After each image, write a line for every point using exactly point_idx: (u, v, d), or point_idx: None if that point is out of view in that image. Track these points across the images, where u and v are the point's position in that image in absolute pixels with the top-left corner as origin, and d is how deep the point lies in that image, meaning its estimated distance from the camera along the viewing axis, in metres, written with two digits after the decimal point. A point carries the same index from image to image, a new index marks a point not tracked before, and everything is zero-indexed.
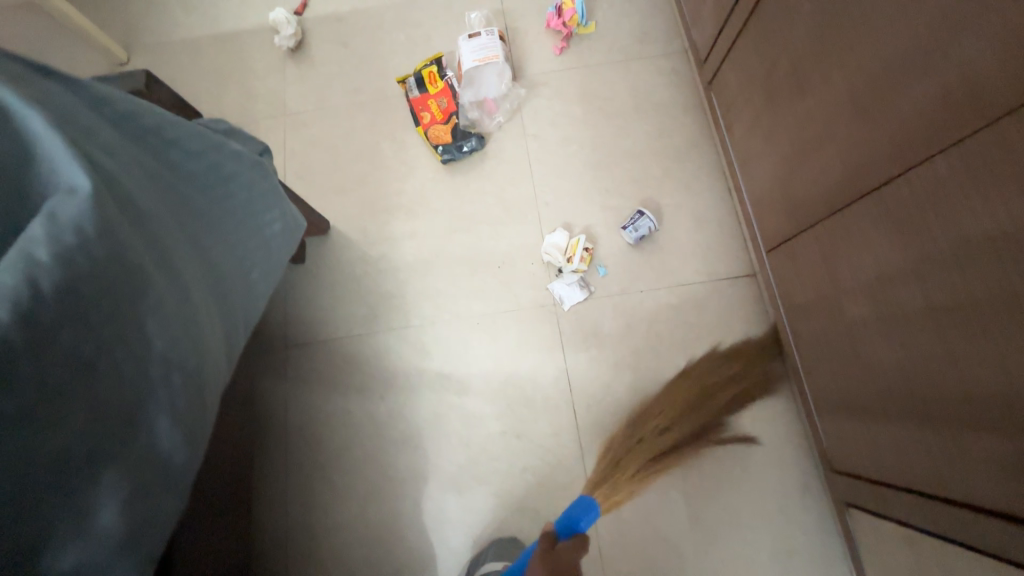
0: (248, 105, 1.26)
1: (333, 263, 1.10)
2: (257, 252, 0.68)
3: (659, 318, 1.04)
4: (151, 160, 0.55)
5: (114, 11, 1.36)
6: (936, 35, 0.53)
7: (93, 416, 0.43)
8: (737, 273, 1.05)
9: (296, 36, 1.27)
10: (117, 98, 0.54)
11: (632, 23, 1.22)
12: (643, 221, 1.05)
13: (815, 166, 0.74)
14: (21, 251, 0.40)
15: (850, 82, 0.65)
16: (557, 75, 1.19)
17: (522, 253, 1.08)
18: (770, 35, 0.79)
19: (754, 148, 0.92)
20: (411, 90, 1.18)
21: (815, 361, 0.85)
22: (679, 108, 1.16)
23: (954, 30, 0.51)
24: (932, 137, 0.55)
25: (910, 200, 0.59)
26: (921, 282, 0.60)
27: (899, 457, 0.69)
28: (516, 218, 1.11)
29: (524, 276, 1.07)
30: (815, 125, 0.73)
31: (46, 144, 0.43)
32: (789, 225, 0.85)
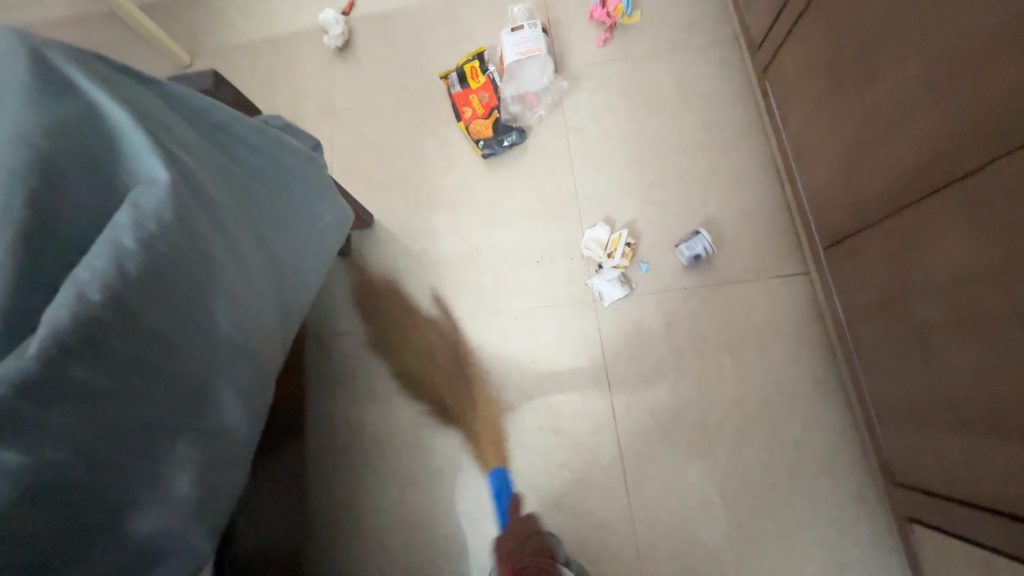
0: (297, 104, 1.31)
1: (375, 257, 1.14)
2: (309, 242, 0.71)
3: (704, 318, 1.00)
4: (218, 153, 0.59)
5: (180, 17, 1.45)
6: None
7: (169, 391, 0.46)
8: (790, 273, 1.00)
9: (344, 36, 1.31)
10: (187, 94, 0.57)
11: (681, 11, 1.18)
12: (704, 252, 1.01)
13: (883, 157, 0.69)
14: (110, 236, 0.43)
15: (927, 65, 0.60)
16: (600, 67, 1.17)
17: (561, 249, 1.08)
18: (837, 15, 0.74)
19: (815, 139, 0.86)
20: (453, 85, 1.19)
21: (876, 365, 0.80)
22: (729, 98, 1.11)
23: None
24: (1022, 123, 0.50)
25: (994, 193, 0.54)
26: (1002, 284, 0.55)
27: (968, 471, 0.64)
28: (555, 214, 1.10)
29: (562, 271, 1.06)
30: (887, 112, 0.67)
31: (130, 136, 0.46)
32: (850, 219, 0.80)
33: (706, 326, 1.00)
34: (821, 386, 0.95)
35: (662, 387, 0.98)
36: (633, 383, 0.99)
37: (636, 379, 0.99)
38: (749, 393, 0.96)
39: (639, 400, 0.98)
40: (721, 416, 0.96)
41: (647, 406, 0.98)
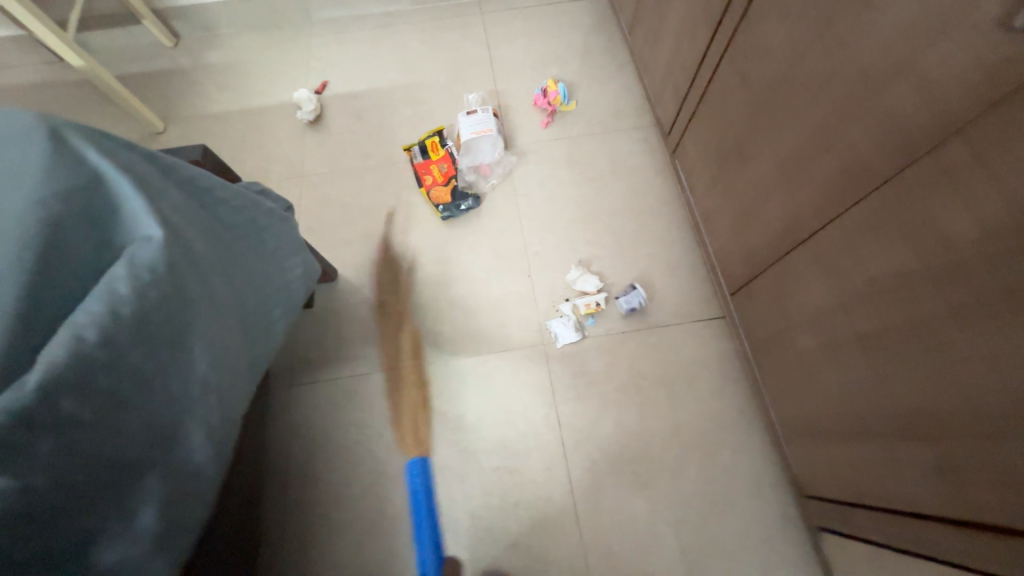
0: (267, 168, 1.41)
1: (338, 308, 1.20)
2: (276, 293, 0.78)
3: (641, 357, 1.12)
4: (202, 214, 0.66)
5: (157, 89, 1.56)
6: (827, 124, 0.67)
7: (144, 426, 0.50)
8: (710, 316, 1.16)
9: (316, 111, 1.46)
10: (179, 163, 0.66)
11: (608, 102, 1.43)
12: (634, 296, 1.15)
13: (762, 220, 0.87)
14: (107, 286, 0.49)
15: (777, 154, 0.79)
16: (543, 144, 1.38)
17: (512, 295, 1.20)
18: (719, 116, 0.95)
19: (714, 205, 1.05)
20: (416, 156, 1.34)
21: (778, 393, 0.93)
22: (651, 172, 1.33)
23: (838, 121, 0.65)
24: (835, 199, 0.68)
25: (829, 248, 0.71)
26: (848, 317, 0.70)
27: (854, 476, 0.76)
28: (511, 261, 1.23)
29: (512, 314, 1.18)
30: (759, 187, 0.86)
31: (132, 201, 0.54)
32: (745, 270, 0.97)
33: (642, 366, 1.12)
34: (743, 415, 1.07)
35: (608, 422, 1.07)
36: (581, 420, 1.07)
37: (584, 416, 1.08)
38: (683, 424, 1.07)
39: (587, 436, 1.06)
40: (660, 447, 1.05)
41: (594, 442, 1.06)
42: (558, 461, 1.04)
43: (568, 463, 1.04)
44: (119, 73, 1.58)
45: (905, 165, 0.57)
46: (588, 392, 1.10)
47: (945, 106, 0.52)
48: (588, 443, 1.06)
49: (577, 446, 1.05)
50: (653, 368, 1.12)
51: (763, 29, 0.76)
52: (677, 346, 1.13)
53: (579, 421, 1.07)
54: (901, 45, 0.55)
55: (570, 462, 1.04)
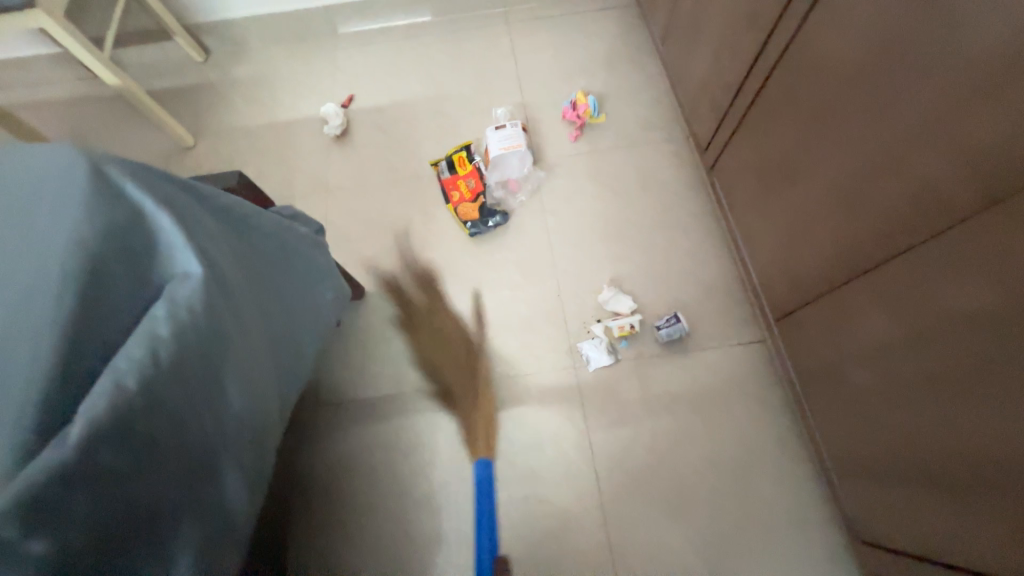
0: (294, 182, 1.41)
1: (364, 326, 1.18)
2: (308, 321, 0.76)
3: (676, 381, 1.08)
4: (238, 242, 0.65)
5: (187, 104, 1.58)
6: (893, 149, 0.62)
7: (181, 471, 0.48)
8: (748, 340, 1.11)
9: (342, 125, 1.46)
10: (213, 190, 0.64)
11: (638, 114, 1.39)
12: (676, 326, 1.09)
13: (811, 245, 0.82)
14: (147, 328, 0.48)
15: (831, 177, 0.74)
16: (572, 158, 1.34)
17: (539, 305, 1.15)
18: (763, 133, 0.91)
19: (756, 226, 1.00)
20: (442, 172, 1.32)
21: (828, 428, 0.87)
22: (683, 187, 1.28)
23: (907, 147, 0.60)
24: (903, 229, 0.63)
25: (894, 281, 0.66)
26: (915, 356, 0.65)
27: (919, 526, 0.70)
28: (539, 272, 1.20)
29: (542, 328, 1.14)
30: (809, 211, 0.81)
31: (172, 237, 0.52)
32: (791, 296, 0.91)
33: (676, 391, 1.07)
34: (785, 445, 1.02)
35: (641, 450, 1.03)
36: (613, 447, 1.04)
37: (616, 443, 1.04)
38: (721, 454, 1.02)
39: (619, 465, 1.02)
40: (697, 477, 1.00)
41: (627, 470, 1.02)
42: (590, 490, 1.00)
43: (600, 492, 1.00)
44: (151, 88, 1.61)
45: (989, 196, 0.52)
46: (621, 418, 1.06)
47: None
48: (621, 472, 1.01)
49: (609, 475, 1.01)
50: (689, 393, 1.07)
51: (817, 43, 0.72)
52: (714, 370, 1.08)
53: (610, 447, 1.03)
54: (992, 67, 0.50)
55: (602, 491, 1.00)
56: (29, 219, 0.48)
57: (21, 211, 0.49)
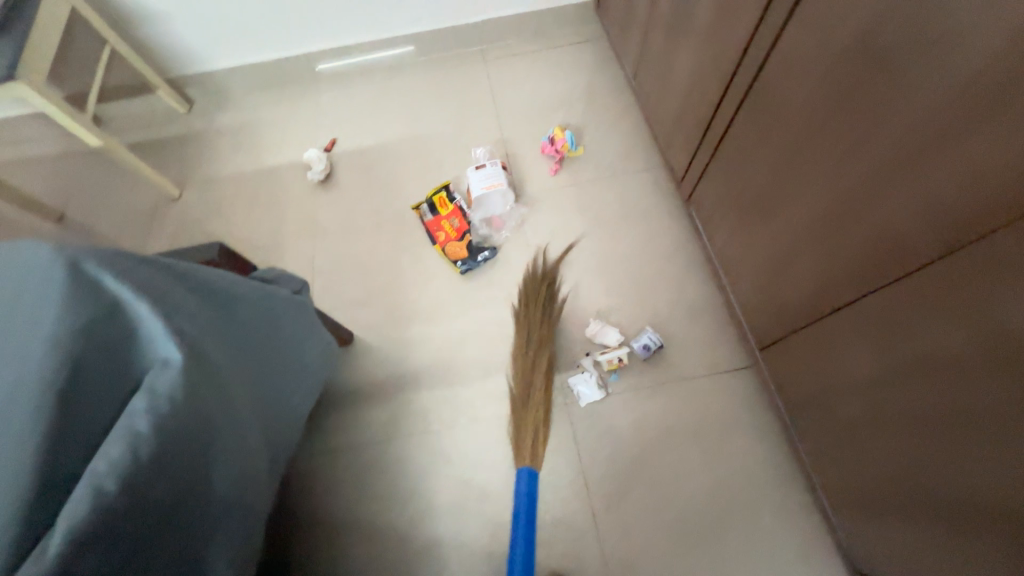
0: (281, 230, 1.43)
1: (354, 373, 1.18)
2: (294, 383, 0.78)
3: (668, 413, 1.08)
4: (222, 317, 0.66)
5: (172, 155, 1.59)
6: (857, 195, 0.65)
7: (169, 565, 0.49)
8: (737, 366, 1.12)
9: (326, 169, 1.47)
10: (194, 268, 0.65)
11: (615, 145, 1.42)
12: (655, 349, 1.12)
13: (789, 279, 0.84)
14: (126, 424, 0.48)
15: (803, 217, 0.77)
16: (553, 192, 1.37)
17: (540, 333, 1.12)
18: (735, 170, 0.93)
19: (736, 257, 1.02)
20: (425, 214, 1.34)
21: (820, 457, 0.88)
22: (664, 215, 1.30)
23: (870, 194, 0.63)
24: (875, 270, 0.65)
25: (872, 319, 0.68)
26: (901, 391, 0.66)
27: (924, 555, 0.71)
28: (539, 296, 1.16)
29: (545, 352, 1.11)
30: (785, 246, 0.84)
31: (151, 328, 0.54)
32: (774, 327, 0.93)
33: (670, 422, 1.07)
34: (781, 471, 1.02)
35: (638, 485, 1.03)
36: (610, 484, 1.03)
37: (613, 479, 1.04)
38: (718, 484, 1.02)
39: (617, 502, 1.02)
40: (696, 510, 1.00)
41: (626, 507, 1.01)
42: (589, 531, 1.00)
43: (600, 532, 0.99)
44: (134, 141, 1.62)
45: (952, 245, 0.55)
46: (616, 453, 1.06)
47: (996, 190, 0.49)
48: (619, 510, 1.01)
49: (608, 514, 1.01)
50: (683, 424, 1.07)
51: (778, 90, 0.75)
52: (706, 399, 1.09)
53: (608, 484, 1.03)
54: (939, 125, 0.53)
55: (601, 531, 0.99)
56: (9, 321, 0.49)
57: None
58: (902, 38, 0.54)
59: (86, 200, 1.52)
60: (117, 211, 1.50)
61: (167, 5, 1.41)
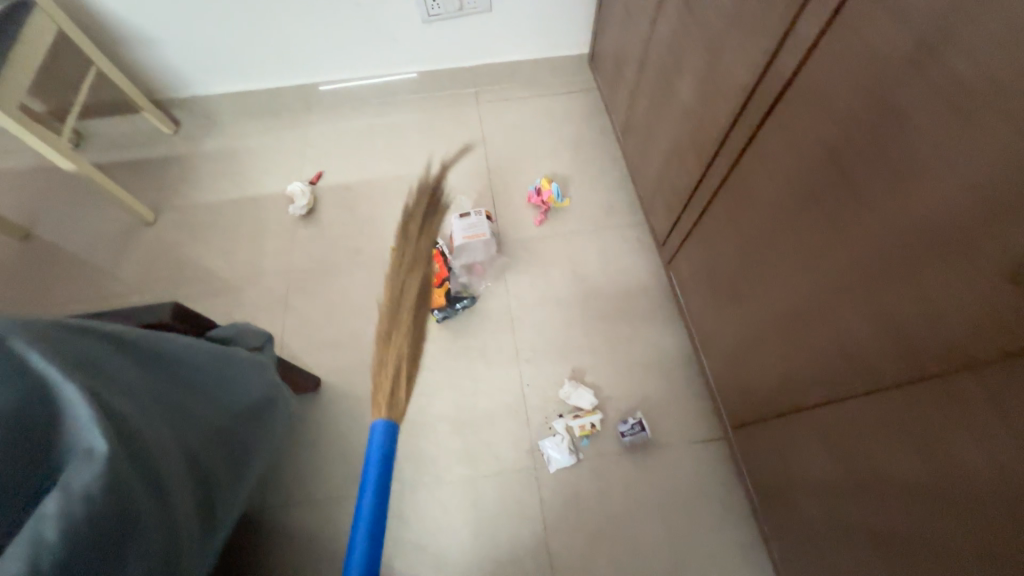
0: (256, 263, 1.39)
1: (318, 423, 1.14)
2: (241, 451, 0.74)
3: (637, 484, 1.05)
4: (165, 388, 0.63)
5: (152, 177, 1.56)
6: (819, 306, 0.65)
7: None
8: (710, 437, 1.09)
9: (308, 204, 1.45)
10: (143, 333, 0.62)
11: (600, 198, 1.43)
12: (640, 431, 1.08)
13: (758, 367, 0.84)
14: (32, 530, 0.44)
15: (771, 312, 0.77)
16: (536, 242, 1.36)
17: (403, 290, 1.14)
18: (709, 249, 0.94)
19: (710, 330, 1.02)
20: (406, 257, 1.28)
21: (785, 548, 0.87)
22: (644, 274, 1.30)
23: (832, 308, 0.63)
24: (837, 381, 0.65)
25: (835, 427, 0.67)
26: (864, 503, 0.66)
27: None
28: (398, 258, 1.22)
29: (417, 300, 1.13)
30: (753, 335, 0.84)
31: (77, 413, 0.50)
32: (743, 409, 0.93)
33: (638, 494, 1.04)
34: (748, 553, 0.99)
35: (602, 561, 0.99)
36: (573, 558, 0.99)
37: (576, 553, 1.00)
38: (683, 564, 0.98)
39: None
40: None
41: None
42: None
43: None
44: (115, 160, 1.59)
45: (907, 375, 0.55)
46: (582, 525, 1.02)
47: (946, 334, 0.49)
48: None
49: None
50: (651, 496, 1.04)
51: (752, 183, 0.75)
52: (676, 471, 1.06)
53: (571, 559, 0.99)
54: (892, 259, 0.53)
55: None
56: None
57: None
58: (861, 168, 0.55)
59: (58, 219, 1.48)
60: (88, 233, 1.46)
61: (160, 32, 1.40)
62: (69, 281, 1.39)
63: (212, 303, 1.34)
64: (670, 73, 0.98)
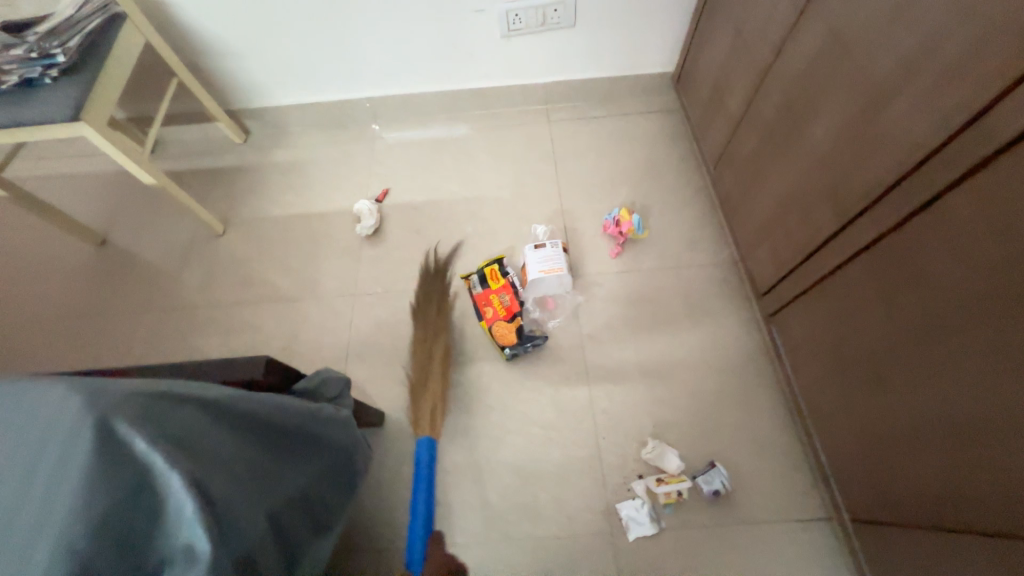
0: (322, 282, 1.36)
1: (383, 461, 1.10)
2: (331, 513, 0.70)
3: (728, 563, 0.94)
4: (268, 453, 0.59)
5: (222, 188, 1.56)
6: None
7: None
8: (812, 516, 0.98)
9: (375, 224, 1.42)
10: (250, 393, 0.58)
11: (683, 232, 1.32)
12: (715, 476, 0.99)
13: (905, 462, 0.75)
14: None
15: (939, 409, 0.68)
16: (613, 278, 1.27)
17: (435, 328, 1.17)
18: (840, 317, 0.85)
19: (827, 402, 0.93)
20: (475, 285, 1.22)
21: None
22: (733, 321, 1.19)
23: None
24: None
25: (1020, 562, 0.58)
26: None
27: None
28: (421, 292, 1.25)
29: (443, 333, 1.17)
30: (903, 424, 0.75)
31: (180, 508, 0.46)
32: (872, 502, 0.84)
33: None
34: None
35: None
36: None
37: None
38: None
39: None
40: None
41: None
42: None
43: None
44: (187, 168, 1.60)
45: None
46: None
47: None
48: None
49: None
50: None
51: (927, 258, 0.66)
52: (773, 553, 0.95)
53: None
54: None
55: None
56: (31, 483, 0.44)
57: (22, 475, 0.44)
58: None
59: (132, 226, 1.50)
60: (161, 241, 1.47)
61: (241, 44, 1.39)
62: (138, 290, 1.40)
63: (275, 322, 1.32)
64: (802, 114, 0.88)
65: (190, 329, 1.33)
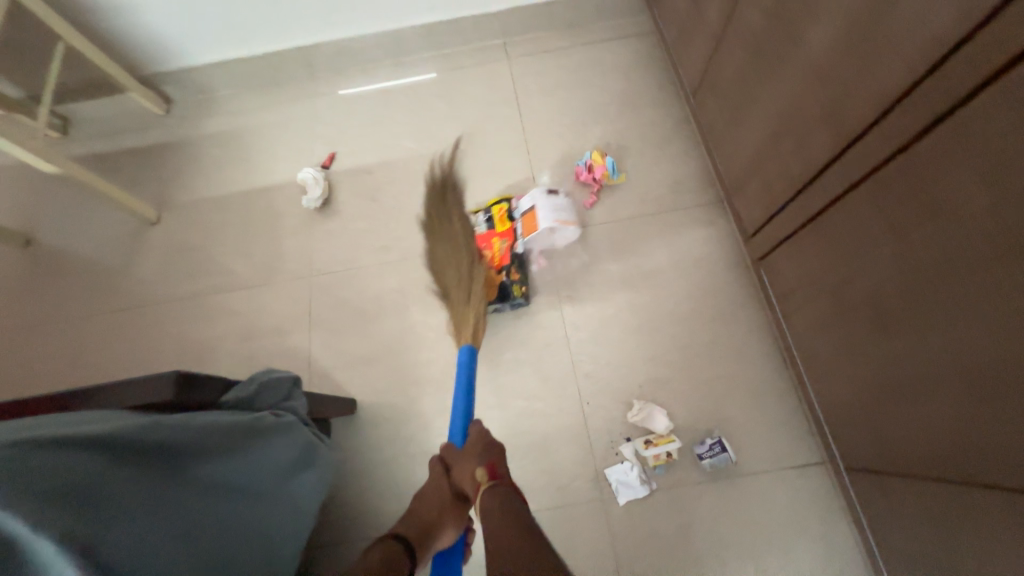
0: (275, 265, 1.25)
1: (362, 449, 1.05)
2: (290, 531, 0.64)
3: (723, 517, 0.93)
4: (195, 483, 0.52)
5: (150, 168, 1.39)
6: None
7: None
8: (807, 461, 0.95)
9: (323, 194, 1.27)
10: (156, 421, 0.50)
11: (664, 173, 1.20)
12: (721, 454, 0.94)
13: (909, 409, 0.70)
14: None
15: (948, 351, 0.61)
16: (589, 231, 1.16)
17: (455, 238, 1.07)
18: (838, 257, 0.76)
19: (824, 347, 0.86)
20: (480, 223, 1.14)
21: None
22: (720, 267, 1.10)
23: None
24: None
25: None
26: None
27: None
28: (433, 205, 1.15)
29: (463, 237, 1.06)
30: (906, 369, 0.68)
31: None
32: (875, 448, 0.79)
33: (724, 528, 0.92)
34: None
35: None
36: None
37: None
38: None
39: None
40: None
41: None
42: None
43: None
44: (107, 149, 1.42)
45: None
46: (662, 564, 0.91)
47: None
48: None
49: None
50: (739, 532, 0.92)
51: (941, 182, 0.56)
52: (769, 502, 0.93)
53: None
54: None
55: None
56: None
57: None
58: None
59: (57, 222, 1.35)
60: (91, 236, 1.33)
61: None
62: (76, 293, 1.28)
63: (229, 313, 1.21)
64: (793, 18, 0.74)
65: (140, 329, 1.23)
